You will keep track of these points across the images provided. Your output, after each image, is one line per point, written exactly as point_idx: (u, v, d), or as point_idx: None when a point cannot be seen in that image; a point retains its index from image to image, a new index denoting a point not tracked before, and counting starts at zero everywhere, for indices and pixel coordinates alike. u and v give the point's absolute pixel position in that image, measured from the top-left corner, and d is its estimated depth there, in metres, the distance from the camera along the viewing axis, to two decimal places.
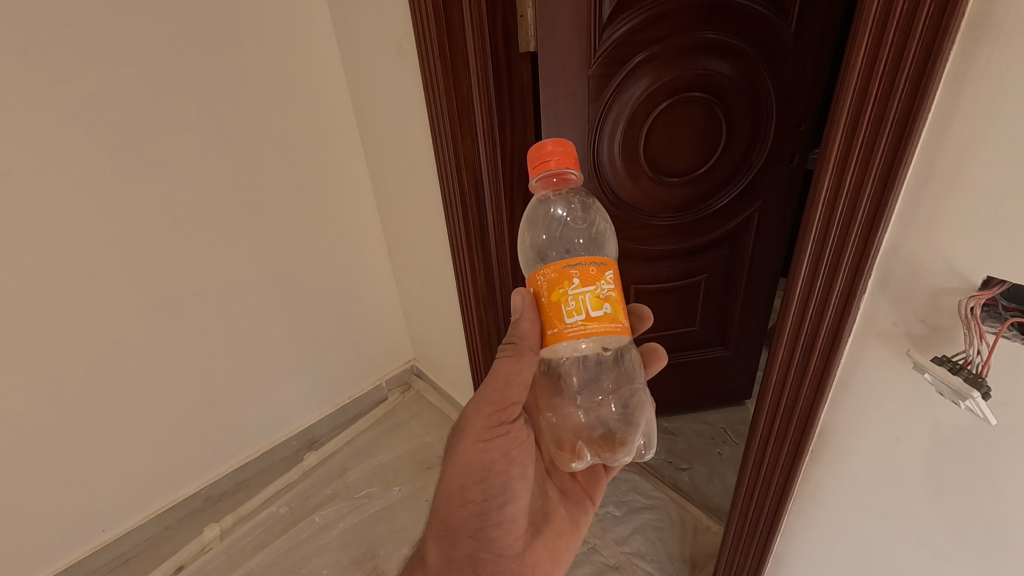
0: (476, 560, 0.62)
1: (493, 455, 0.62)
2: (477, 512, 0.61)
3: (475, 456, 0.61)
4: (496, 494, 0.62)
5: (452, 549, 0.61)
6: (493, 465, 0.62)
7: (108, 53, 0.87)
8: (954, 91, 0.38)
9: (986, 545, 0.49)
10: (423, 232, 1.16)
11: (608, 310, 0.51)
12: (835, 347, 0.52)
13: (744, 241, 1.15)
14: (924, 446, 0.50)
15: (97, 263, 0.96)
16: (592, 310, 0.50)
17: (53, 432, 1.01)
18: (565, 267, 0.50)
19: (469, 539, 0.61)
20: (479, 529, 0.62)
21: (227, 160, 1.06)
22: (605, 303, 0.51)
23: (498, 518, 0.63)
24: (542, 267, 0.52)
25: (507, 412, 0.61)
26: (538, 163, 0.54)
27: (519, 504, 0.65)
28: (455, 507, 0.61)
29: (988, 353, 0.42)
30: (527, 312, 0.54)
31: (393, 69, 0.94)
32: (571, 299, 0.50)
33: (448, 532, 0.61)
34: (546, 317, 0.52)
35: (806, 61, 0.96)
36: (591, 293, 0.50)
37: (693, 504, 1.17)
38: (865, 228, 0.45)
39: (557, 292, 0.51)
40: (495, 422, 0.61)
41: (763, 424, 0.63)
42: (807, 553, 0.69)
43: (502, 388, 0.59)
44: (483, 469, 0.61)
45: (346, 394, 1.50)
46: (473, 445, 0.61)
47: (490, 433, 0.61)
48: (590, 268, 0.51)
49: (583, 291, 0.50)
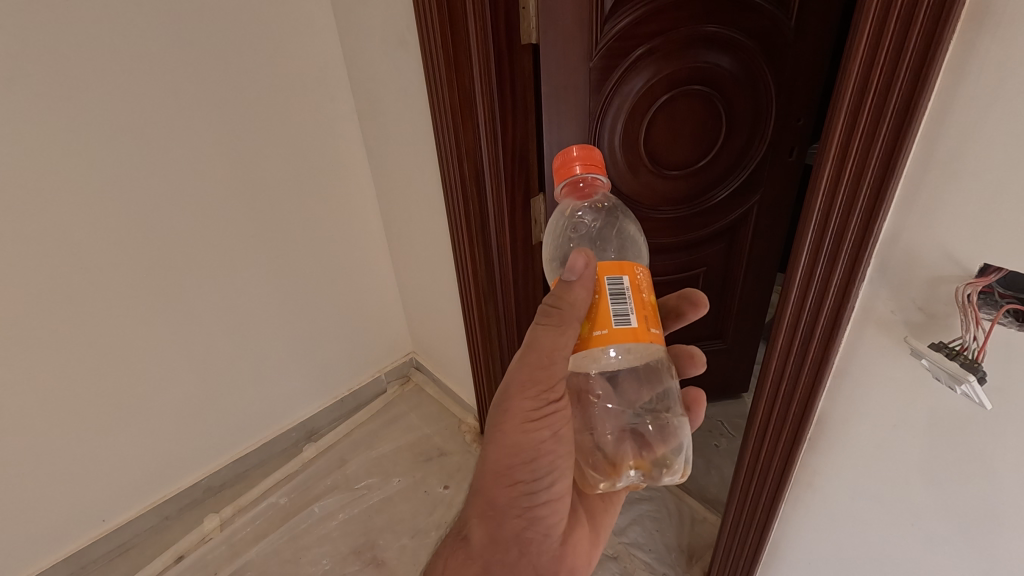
0: (523, 540, 0.60)
1: (541, 434, 0.58)
2: (525, 491, 0.59)
3: (523, 433, 0.57)
4: (542, 473, 0.59)
5: (499, 528, 0.60)
6: (541, 443, 0.58)
7: (110, 43, 0.87)
8: (955, 79, 0.39)
9: (980, 531, 0.50)
10: (423, 224, 1.16)
11: None
12: (834, 335, 0.52)
13: (742, 234, 1.16)
14: (920, 434, 0.51)
15: (98, 253, 0.96)
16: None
17: (53, 422, 1.01)
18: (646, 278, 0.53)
19: (516, 520, 0.60)
20: (528, 509, 0.60)
21: (227, 151, 1.06)
22: None
23: (546, 498, 0.60)
24: (639, 266, 0.51)
25: (552, 390, 0.56)
26: (564, 168, 0.53)
27: (565, 483, 0.61)
28: (501, 487, 0.59)
29: (982, 339, 0.43)
30: (583, 278, 0.49)
31: (395, 58, 0.94)
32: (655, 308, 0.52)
33: (495, 511, 0.60)
34: (642, 315, 0.49)
35: (806, 56, 0.97)
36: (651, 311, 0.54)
37: (690, 495, 1.19)
38: (865, 217, 0.46)
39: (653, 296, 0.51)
40: (542, 400, 0.56)
41: (762, 413, 0.63)
42: (803, 540, 0.70)
43: (544, 365, 0.54)
44: (530, 447, 0.58)
45: (346, 386, 1.51)
46: (518, 423, 0.57)
47: (536, 411, 0.57)
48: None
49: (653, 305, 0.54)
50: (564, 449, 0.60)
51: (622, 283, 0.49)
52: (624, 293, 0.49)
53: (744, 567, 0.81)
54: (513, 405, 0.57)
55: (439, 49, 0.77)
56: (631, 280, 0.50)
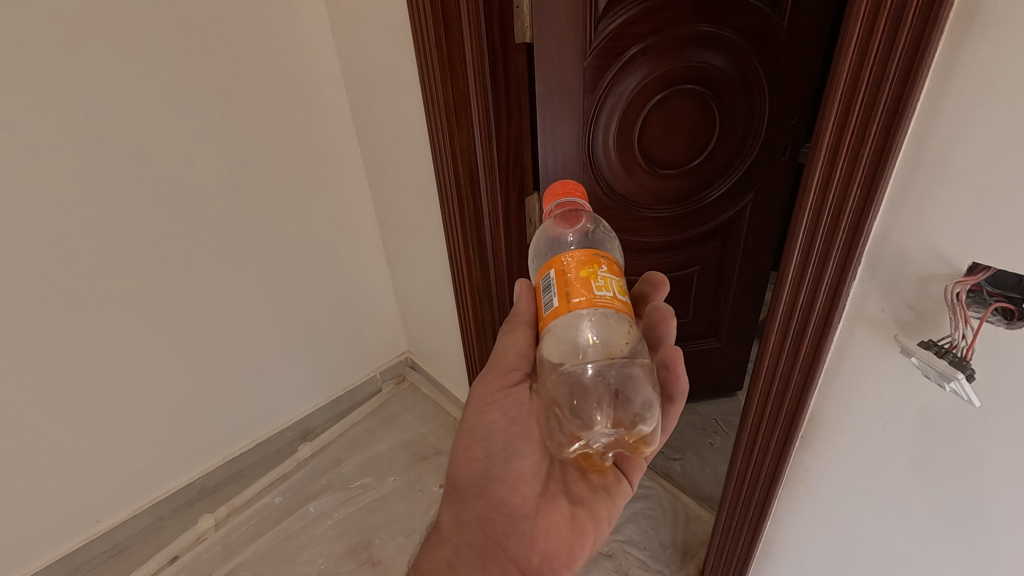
0: (486, 520, 0.62)
1: (493, 415, 0.62)
2: (480, 469, 0.62)
3: (476, 413, 0.62)
4: (498, 452, 0.62)
5: (463, 509, 0.63)
6: (494, 423, 0.62)
7: (104, 43, 0.87)
8: (943, 79, 0.39)
9: (969, 527, 0.51)
10: (417, 223, 1.16)
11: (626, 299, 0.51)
12: (825, 333, 0.53)
13: (736, 233, 1.16)
14: (910, 431, 0.52)
15: (92, 252, 0.96)
16: (619, 292, 0.50)
17: (46, 423, 1.01)
18: (596, 253, 0.51)
19: (476, 499, 0.63)
20: (484, 486, 0.62)
21: (221, 151, 1.06)
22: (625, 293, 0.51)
23: (503, 476, 0.62)
24: (568, 252, 0.52)
25: (506, 378, 0.61)
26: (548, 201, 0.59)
27: (524, 465, 0.63)
28: (461, 467, 0.63)
29: (971, 337, 0.43)
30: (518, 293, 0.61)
31: (389, 58, 0.94)
32: (600, 277, 0.50)
33: (458, 493, 0.64)
34: (563, 293, 0.50)
35: (799, 56, 0.97)
36: (617, 281, 0.50)
37: (685, 493, 1.19)
38: (856, 216, 0.46)
39: (587, 269, 0.50)
40: (495, 385, 0.62)
41: (755, 410, 0.64)
42: (796, 536, 0.71)
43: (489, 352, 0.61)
44: (482, 426, 0.62)
45: (341, 385, 1.51)
46: (474, 407, 0.63)
47: (488, 395, 0.62)
48: (610, 261, 0.52)
49: (611, 276, 0.50)
50: (520, 430, 0.63)
51: (549, 278, 0.52)
52: (547, 285, 0.51)
53: (738, 564, 0.81)
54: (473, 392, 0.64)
55: (433, 48, 0.77)
56: (553, 272, 0.51)
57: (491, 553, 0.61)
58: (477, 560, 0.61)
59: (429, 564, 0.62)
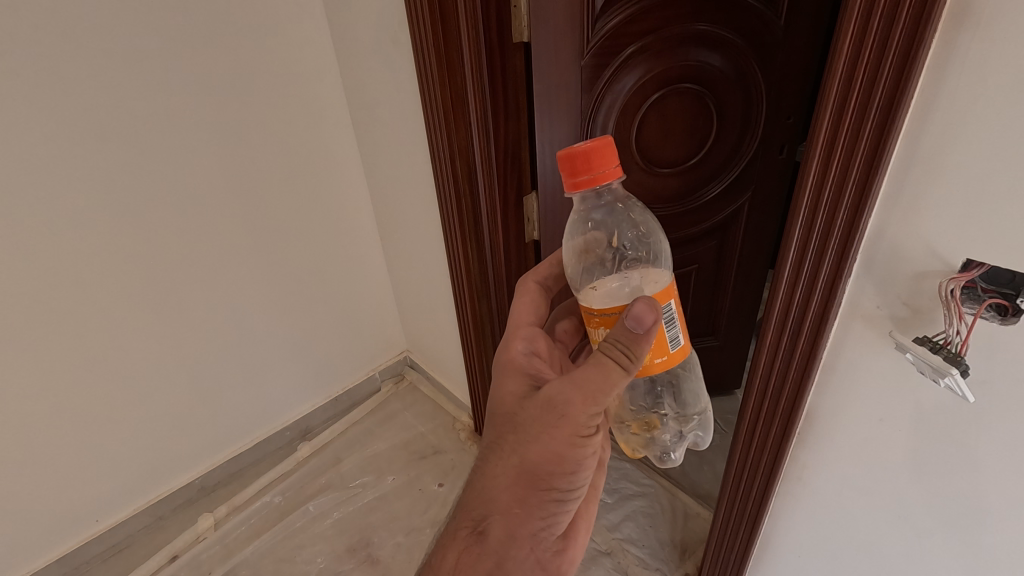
0: (539, 539, 0.59)
1: (586, 450, 0.56)
2: (555, 497, 0.58)
3: (572, 447, 0.55)
4: (576, 482, 0.58)
5: (519, 527, 0.58)
6: (584, 458, 0.57)
7: (100, 43, 0.87)
8: (936, 78, 0.40)
9: (966, 522, 0.51)
10: (417, 222, 1.16)
11: None
12: (822, 329, 0.53)
13: (734, 231, 1.17)
14: (907, 427, 0.52)
15: (89, 253, 0.96)
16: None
17: (46, 423, 1.01)
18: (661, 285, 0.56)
19: (538, 521, 0.58)
20: (551, 513, 0.59)
21: (219, 151, 1.06)
22: None
23: (569, 504, 0.60)
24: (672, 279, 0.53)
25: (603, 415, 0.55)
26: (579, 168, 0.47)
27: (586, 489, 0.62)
28: (532, 488, 0.57)
29: (965, 333, 0.44)
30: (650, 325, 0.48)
31: (386, 58, 0.95)
32: None
33: (521, 511, 0.58)
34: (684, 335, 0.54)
35: (796, 55, 0.98)
36: None
37: (684, 491, 1.19)
38: (851, 212, 0.46)
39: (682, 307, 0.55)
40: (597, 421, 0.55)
41: (752, 406, 0.64)
42: (794, 532, 0.71)
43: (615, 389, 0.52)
44: (573, 461, 0.56)
45: (340, 385, 1.51)
46: (566, 436, 0.55)
47: (587, 428, 0.55)
48: None
49: None
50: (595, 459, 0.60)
51: (671, 310, 0.52)
52: (674, 319, 0.52)
53: (736, 559, 0.82)
54: (563, 414, 0.54)
55: (430, 46, 0.78)
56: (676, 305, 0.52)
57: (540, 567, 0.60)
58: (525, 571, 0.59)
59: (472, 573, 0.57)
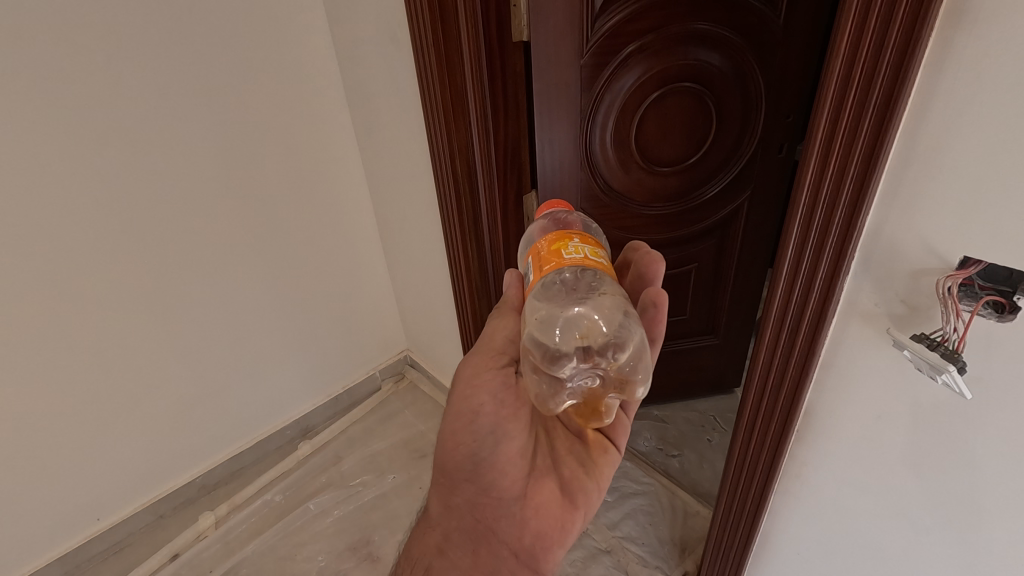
0: (476, 504, 0.64)
1: (477, 395, 0.60)
2: (469, 455, 0.62)
3: (462, 395, 0.61)
4: (485, 436, 0.61)
5: (452, 496, 0.65)
6: (480, 405, 0.60)
7: (101, 43, 0.87)
8: (933, 76, 0.40)
9: (963, 519, 0.51)
10: (416, 221, 1.16)
11: (605, 264, 0.51)
12: (820, 326, 0.53)
13: (733, 230, 1.17)
14: (904, 424, 0.52)
15: (92, 252, 0.97)
16: (591, 255, 0.50)
17: (48, 421, 1.01)
18: (568, 231, 0.52)
19: (465, 486, 0.64)
20: (472, 471, 0.63)
21: (220, 150, 1.06)
22: (603, 259, 0.51)
23: (491, 461, 0.62)
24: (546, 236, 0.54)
25: (494, 360, 0.61)
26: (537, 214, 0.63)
27: (514, 448, 0.63)
28: (449, 455, 0.63)
29: (963, 330, 0.44)
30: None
31: (386, 57, 0.95)
32: (572, 245, 0.50)
33: (448, 481, 0.65)
34: (534, 268, 0.51)
35: (795, 53, 0.98)
36: (592, 248, 0.51)
37: (683, 489, 1.20)
38: (849, 210, 0.46)
39: (556, 241, 0.51)
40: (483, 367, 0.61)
41: (750, 402, 0.64)
42: (793, 529, 0.71)
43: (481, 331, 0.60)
44: (468, 409, 0.60)
45: (341, 384, 1.51)
46: (458, 390, 0.62)
47: (476, 376, 0.61)
48: (585, 235, 0.52)
49: (584, 244, 0.51)
50: (507, 412, 0.62)
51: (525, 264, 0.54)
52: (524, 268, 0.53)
53: (735, 556, 0.82)
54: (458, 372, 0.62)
55: (430, 46, 0.78)
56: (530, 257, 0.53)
57: (488, 536, 0.64)
58: (468, 544, 0.64)
59: (420, 547, 0.65)
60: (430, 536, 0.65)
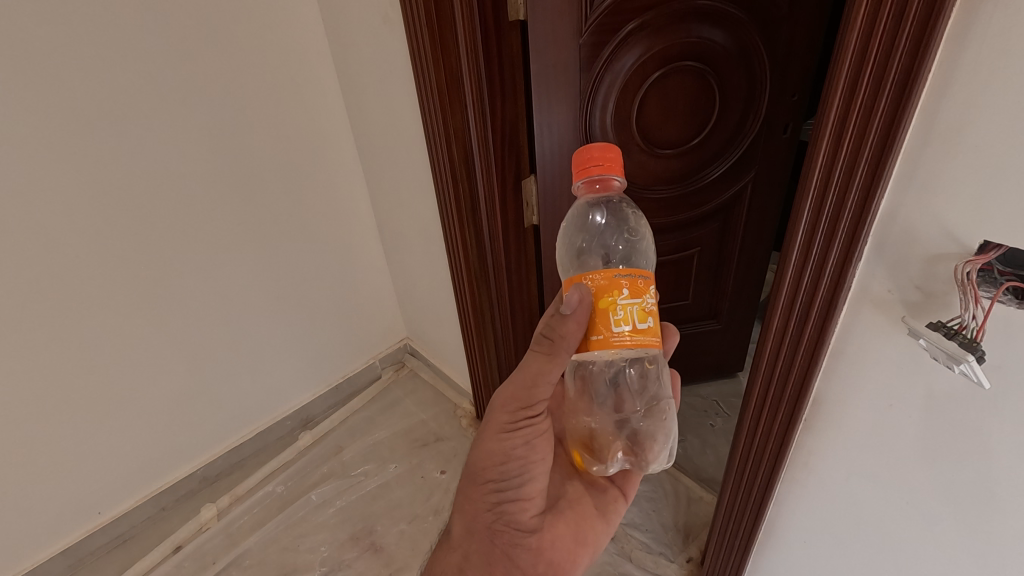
0: (495, 530, 0.61)
1: (514, 441, 0.60)
2: (494, 490, 0.61)
3: (498, 440, 0.60)
4: (512, 475, 0.61)
5: (473, 522, 0.63)
6: (514, 450, 0.61)
7: (83, 26, 0.84)
8: (956, 49, 0.37)
9: (977, 511, 0.50)
10: (414, 208, 1.14)
11: (651, 324, 0.50)
12: (830, 313, 0.51)
13: (737, 213, 1.15)
14: (917, 414, 0.51)
15: (82, 244, 0.94)
16: (638, 322, 0.49)
17: (45, 416, 1.00)
18: (616, 275, 0.49)
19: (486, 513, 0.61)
20: (495, 505, 0.61)
21: (211, 137, 1.03)
22: (649, 316, 0.50)
23: (514, 497, 0.61)
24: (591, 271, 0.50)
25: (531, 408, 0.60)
26: (582, 167, 0.53)
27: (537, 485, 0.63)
28: (474, 483, 0.62)
29: (982, 318, 0.42)
30: (579, 312, 0.49)
31: (379, 39, 0.92)
32: (619, 308, 0.49)
33: (469, 506, 0.63)
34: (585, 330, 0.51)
35: (801, 29, 0.94)
36: (638, 306, 0.49)
37: (686, 475, 1.19)
38: (862, 194, 0.44)
39: (607, 299, 0.49)
40: (519, 415, 0.60)
41: (758, 391, 0.63)
42: (798, 518, 0.71)
43: (531, 384, 0.58)
44: (503, 453, 0.60)
45: (340, 373, 1.50)
46: (495, 432, 0.61)
47: (513, 422, 0.60)
48: (633, 279, 0.50)
49: (631, 302, 0.49)
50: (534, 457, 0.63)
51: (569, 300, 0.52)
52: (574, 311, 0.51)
53: (740, 546, 0.81)
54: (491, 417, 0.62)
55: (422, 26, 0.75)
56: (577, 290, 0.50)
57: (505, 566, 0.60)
58: (485, 566, 0.60)
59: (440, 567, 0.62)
60: (450, 558, 0.63)
